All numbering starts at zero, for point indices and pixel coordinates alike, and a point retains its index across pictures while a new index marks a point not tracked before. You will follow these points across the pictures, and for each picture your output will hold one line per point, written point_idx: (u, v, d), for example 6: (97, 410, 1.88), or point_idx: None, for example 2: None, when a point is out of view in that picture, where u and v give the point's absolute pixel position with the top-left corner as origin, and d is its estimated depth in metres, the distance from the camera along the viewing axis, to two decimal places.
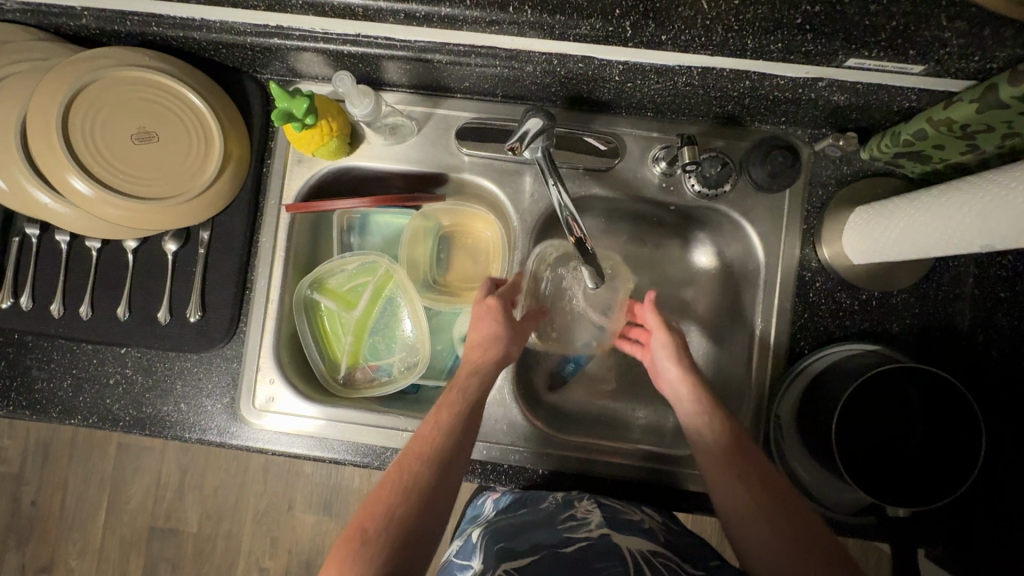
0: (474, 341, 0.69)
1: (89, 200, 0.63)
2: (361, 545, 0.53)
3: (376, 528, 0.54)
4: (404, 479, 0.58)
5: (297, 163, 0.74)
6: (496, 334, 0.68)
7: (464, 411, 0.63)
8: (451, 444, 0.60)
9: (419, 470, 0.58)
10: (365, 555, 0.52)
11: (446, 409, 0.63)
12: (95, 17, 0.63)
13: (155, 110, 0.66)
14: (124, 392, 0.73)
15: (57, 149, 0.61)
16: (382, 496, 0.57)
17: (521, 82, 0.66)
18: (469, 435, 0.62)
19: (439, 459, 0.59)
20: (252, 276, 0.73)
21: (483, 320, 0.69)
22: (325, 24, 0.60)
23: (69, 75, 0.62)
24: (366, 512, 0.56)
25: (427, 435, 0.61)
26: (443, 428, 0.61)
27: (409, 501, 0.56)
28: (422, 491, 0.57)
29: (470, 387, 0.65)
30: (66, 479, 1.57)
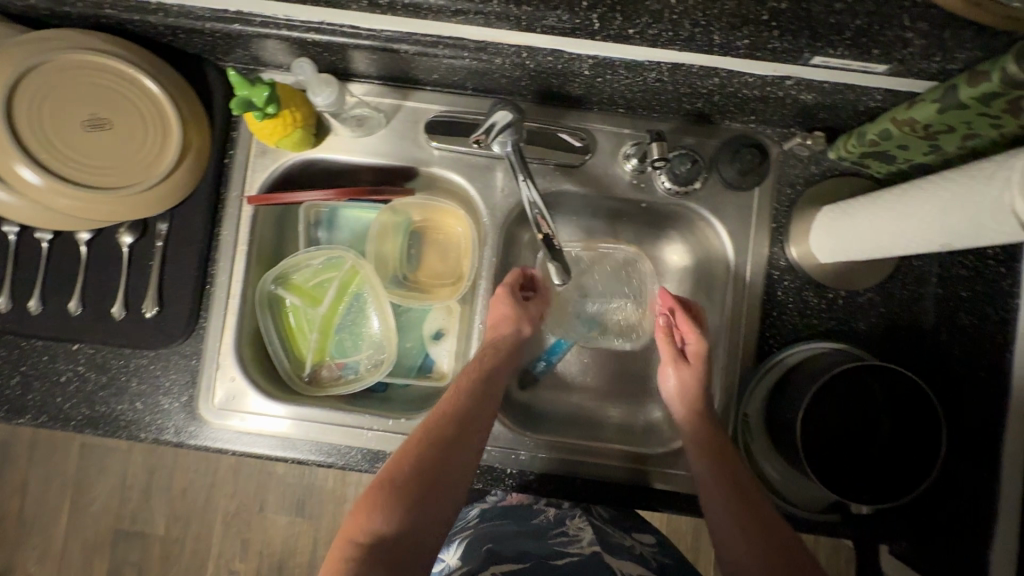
0: (494, 317, 0.69)
1: (37, 189, 0.61)
2: (387, 494, 0.54)
3: (402, 478, 0.55)
4: (433, 435, 0.59)
5: (261, 154, 0.71)
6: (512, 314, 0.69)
7: (488, 377, 0.65)
8: (479, 406, 0.62)
9: (449, 429, 0.59)
10: (391, 504, 0.53)
11: (470, 372, 0.65)
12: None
13: (109, 96, 0.63)
14: (76, 390, 0.70)
15: (3, 136, 0.59)
16: (407, 452, 0.57)
17: (490, 75, 0.65)
18: (488, 405, 0.63)
19: (462, 421, 0.60)
20: (212, 270, 0.71)
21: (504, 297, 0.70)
22: (286, 10, 0.59)
23: (16, 58, 0.59)
24: (393, 462, 0.57)
25: (457, 395, 0.63)
26: (469, 392, 0.63)
27: (436, 456, 0.57)
28: (453, 450, 0.58)
29: (493, 355, 0.67)
30: (25, 482, 1.52)
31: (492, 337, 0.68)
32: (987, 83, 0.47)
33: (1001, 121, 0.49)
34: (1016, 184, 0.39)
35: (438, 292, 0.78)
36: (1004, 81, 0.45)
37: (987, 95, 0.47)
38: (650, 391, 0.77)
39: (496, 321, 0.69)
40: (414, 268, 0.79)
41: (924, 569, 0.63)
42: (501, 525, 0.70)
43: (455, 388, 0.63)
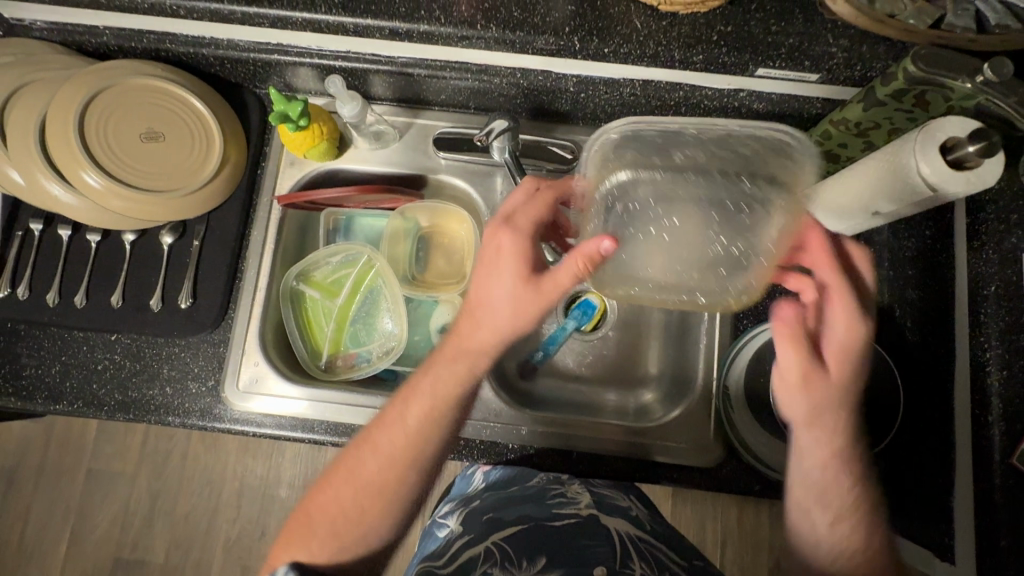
0: (475, 299, 0.61)
1: (98, 191, 0.70)
2: (304, 526, 0.61)
3: (321, 520, 0.61)
4: (358, 482, 0.61)
5: (290, 164, 0.82)
6: (507, 302, 0.59)
7: (440, 406, 0.60)
8: (420, 440, 0.60)
9: (377, 473, 0.61)
10: (310, 544, 0.60)
11: (418, 399, 0.61)
12: (114, 34, 0.72)
13: (162, 113, 0.73)
14: (111, 376, 0.76)
15: (73, 146, 0.68)
16: (335, 486, 0.62)
17: (490, 94, 0.76)
18: (434, 439, 0.61)
19: (396, 462, 0.60)
20: (243, 266, 0.79)
21: (490, 274, 0.60)
22: (320, 41, 0.70)
23: (88, 81, 0.70)
24: (321, 494, 0.62)
25: (397, 429, 0.61)
26: (410, 427, 0.60)
27: (360, 495, 0.61)
28: (377, 494, 0.60)
29: (455, 372, 0.61)
30: (29, 508, 1.54)
31: (463, 341, 0.61)
32: (896, 82, 0.57)
33: (915, 114, 0.60)
34: (920, 154, 0.49)
35: (443, 287, 0.86)
36: (908, 79, 0.55)
37: (898, 92, 0.58)
38: (640, 376, 0.84)
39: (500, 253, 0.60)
40: (423, 267, 0.87)
41: (900, 529, 0.68)
42: (504, 492, 0.71)
43: (398, 420, 0.61)
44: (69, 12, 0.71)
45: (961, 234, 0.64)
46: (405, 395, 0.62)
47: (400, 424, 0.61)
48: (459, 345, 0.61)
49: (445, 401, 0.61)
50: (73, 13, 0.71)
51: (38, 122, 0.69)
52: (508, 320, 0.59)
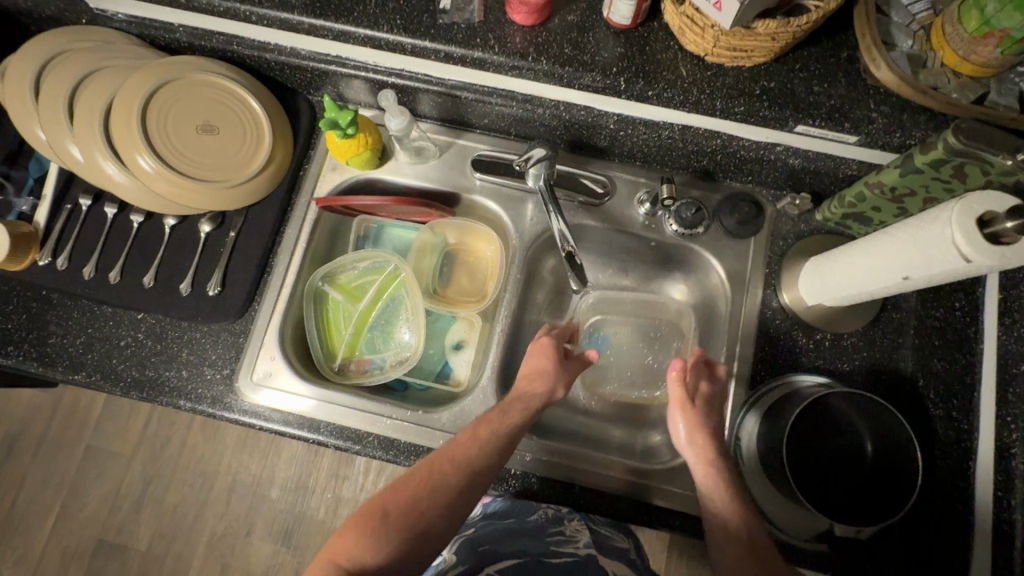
0: (529, 369, 0.74)
1: (150, 174, 0.73)
2: (371, 522, 0.58)
3: (400, 510, 0.59)
4: (440, 485, 0.62)
5: (331, 169, 0.84)
6: (552, 369, 0.74)
7: (507, 434, 0.67)
8: (493, 461, 0.65)
9: (456, 480, 0.62)
10: (376, 539, 0.57)
11: (495, 423, 0.67)
12: (186, 32, 0.77)
13: (219, 108, 0.77)
14: (132, 353, 0.78)
15: (133, 130, 0.72)
16: (407, 487, 0.61)
17: (532, 123, 0.78)
18: (498, 465, 0.65)
19: (466, 475, 0.63)
20: (272, 262, 0.81)
21: (539, 352, 0.76)
22: (377, 58, 0.74)
23: (157, 71, 0.74)
24: (390, 494, 0.61)
25: (475, 447, 0.65)
26: (481, 451, 0.65)
27: (434, 501, 0.61)
28: (451, 501, 0.62)
29: (519, 413, 0.69)
30: (25, 478, 1.55)
31: (519, 389, 0.73)
32: (935, 151, 0.57)
33: (952, 185, 0.60)
34: (953, 224, 0.49)
35: (462, 305, 0.87)
36: (948, 149, 0.56)
37: (936, 162, 0.58)
38: (649, 416, 0.83)
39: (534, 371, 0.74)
40: (445, 282, 0.89)
41: None
42: (502, 524, 0.75)
43: (473, 439, 0.65)
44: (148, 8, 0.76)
45: (991, 310, 0.63)
46: (477, 425, 0.68)
47: (477, 442, 0.65)
48: (514, 395, 0.71)
49: (504, 440, 0.67)
50: (152, 8, 0.75)
51: (105, 103, 0.73)
52: (547, 386, 0.73)
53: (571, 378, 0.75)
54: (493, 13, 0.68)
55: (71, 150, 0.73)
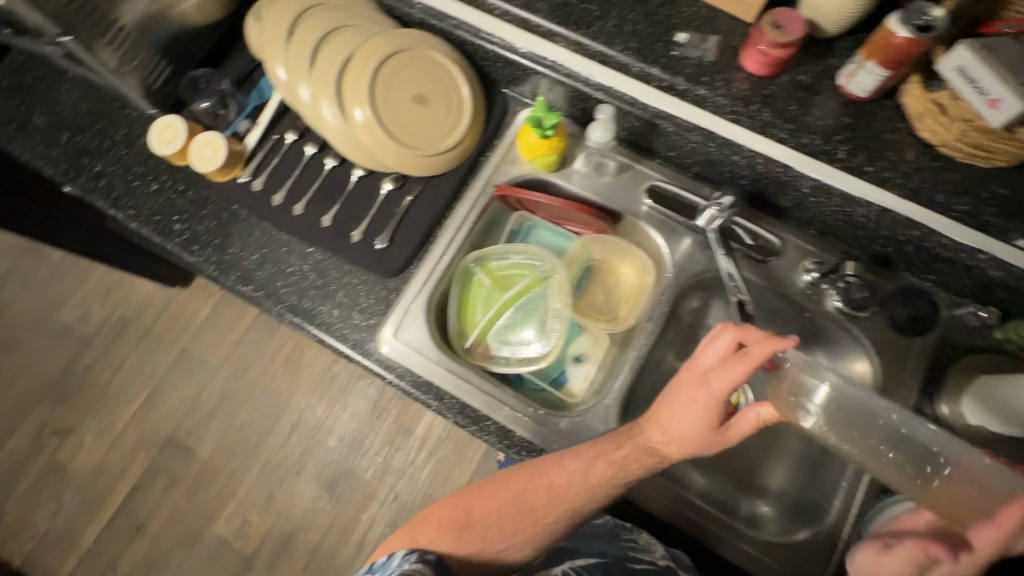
0: (672, 432, 0.64)
1: (364, 126, 0.79)
2: (447, 523, 0.70)
3: (478, 518, 0.69)
4: (525, 506, 0.69)
5: (510, 162, 0.88)
6: (705, 436, 0.63)
7: (615, 473, 0.66)
8: (591, 491, 0.67)
9: (542, 501, 0.68)
10: (460, 536, 0.69)
11: (602, 463, 0.67)
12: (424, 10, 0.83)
13: (433, 83, 0.82)
14: (295, 281, 0.84)
15: (362, 84, 0.79)
16: (494, 497, 0.70)
17: (720, 167, 0.79)
18: (607, 496, 0.68)
19: (567, 500, 0.68)
20: (437, 233, 0.86)
21: (696, 388, 0.65)
22: (591, 71, 0.74)
23: (396, 38, 0.80)
24: (477, 497, 0.70)
25: (569, 478, 0.68)
26: (597, 482, 0.67)
27: (514, 515, 0.69)
28: (534, 525, 0.69)
29: (638, 463, 0.67)
30: (125, 360, 1.69)
31: (653, 442, 0.66)
32: None
33: None
34: None
35: (591, 322, 0.87)
36: None
37: None
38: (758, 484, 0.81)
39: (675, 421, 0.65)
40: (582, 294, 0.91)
41: None
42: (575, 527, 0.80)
43: (597, 468, 0.67)
44: None
45: None
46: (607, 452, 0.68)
47: (573, 475, 0.67)
48: (649, 445, 0.67)
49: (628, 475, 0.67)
50: None
51: (346, 56, 0.80)
52: (697, 442, 0.64)
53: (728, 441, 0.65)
54: (727, 56, 0.70)
55: (304, 94, 0.81)
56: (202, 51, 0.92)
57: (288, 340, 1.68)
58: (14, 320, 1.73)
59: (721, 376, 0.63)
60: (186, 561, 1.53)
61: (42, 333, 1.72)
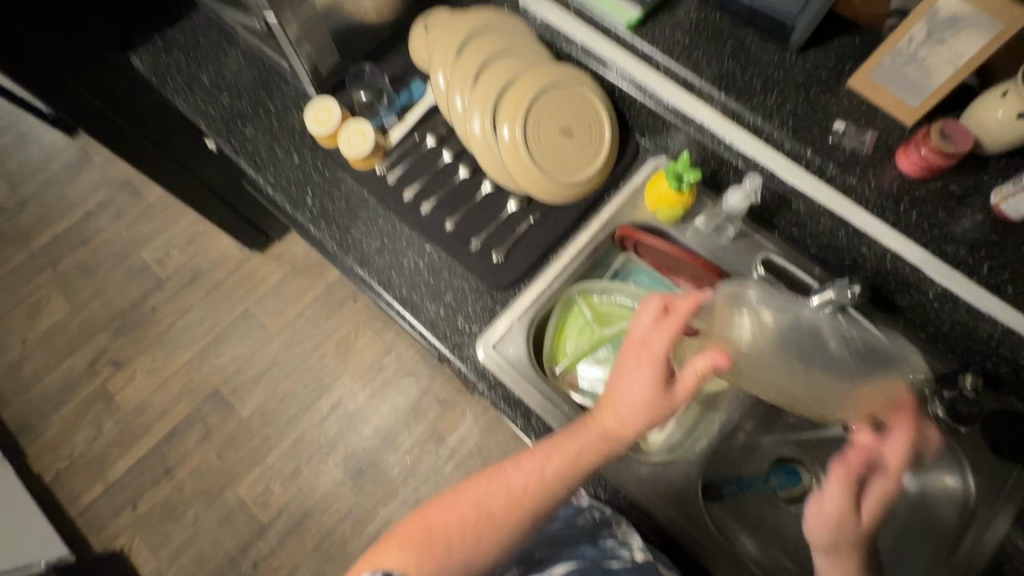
0: (612, 390, 0.69)
1: (510, 145, 0.84)
2: (405, 539, 0.66)
3: (440, 532, 0.66)
4: (483, 513, 0.67)
5: (632, 205, 0.91)
6: (647, 399, 0.66)
7: (575, 469, 0.68)
8: (544, 492, 0.67)
9: (499, 508, 0.67)
10: (428, 551, 0.65)
11: (558, 457, 0.68)
12: (583, 50, 0.88)
13: (581, 118, 0.86)
14: (408, 274, 0.88)
15: (517, 107, 0.83)
16: (460, 505, 0.68)
17: (843, 254, 0.80)
18: (566, 492, 0.68)
19: (533, 498, 0.67)
20: (550, 257, 0.89)
21: (635, 356, 0.69)
22: (734, 136, 0.77)
23: (557, 71, 0.85)
24: (443, 507, 0.68)
25: (530, 477, 0.68)
26: (546, 476, 0.68)
27: (483, 522, 0.67)
28: (491, 526, 0.67)
29: (592, 450, 0.68)
30: (190, 308, 1.76)
31: (606, 425, 0.68)
32: None
33: None
34: None
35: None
36: None
37: None
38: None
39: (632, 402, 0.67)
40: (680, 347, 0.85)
41: None
42: (557, 532, 0.81)
43: (541, 466, 0.68)
44: (556, 14, 0.85)
45: None
46: (552, 446, 0.69)
47: (534, 472, 0.68)
48: (597, 427, 0.69)
49: (578, 467, 0.68)
50: (561, 17, 0.85)
51: (508, 78, 0.85)
52: (638, 421, 0.67)
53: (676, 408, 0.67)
54: (879, 153, 0.72)
55: (461, 107, 0.87)
56: (367, 47, 0.99)
57: (344, 323, 1.72)
58: (99, 248, 1.83)
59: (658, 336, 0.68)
60: (203, 514, 1.55)
61: (121, 265, 1.81)
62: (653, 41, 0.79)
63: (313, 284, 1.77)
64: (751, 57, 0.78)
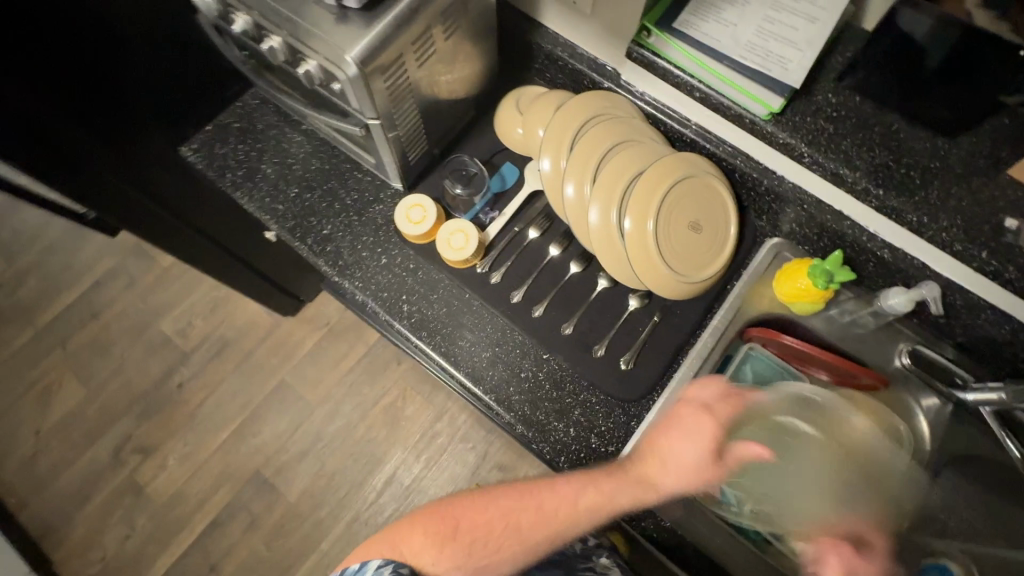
0: (667, 451, 0.69)
1: (633, 240, 0.77)
2: (435, 535, 0.63)
3: (467, 531, 0.64)
4: (493, 525, 0.65)
5: (760, 295, 0.84)
6: (703, 465, 0.68)
7: (606, 512, 0.66)
8: (578, 519, 0.66)
9: (530, 521, 0.66)
10: (449, 549, 0.63)
11: (594, 491, 0.66)
12: (699, 131, 0.81)
13: (709, 211, 0.79)
14: (528, 389, 0.80)
15: (643, 201, 0.77)
16: (494, 502, 0.67)
17: (1005, 348, 0.75)
18: (591, 522, 0.66)
19: (564, 523, 0.66)
20: (679, 359, 0.82)
21: (688, 429, 0.70)
22: (885, 229, 0.74)
23: (684, 162, 0.78)
24: (483, 501, 0.67)
25: (565, 505, 0.66)
26: (580, 506, 0.66)
27: (524, 530, 0.65)
28: (521, 545, 0.65)
29: (628, 495, 0.66)
30: (221, 383, 1.63)
31: (648, 472, 0.69)
32: None
33: None
34: None
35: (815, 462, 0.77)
36: None
37: None
38: None
39: (673, 446, 0.69)
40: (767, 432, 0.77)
41: None
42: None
43: (598, 494, 0.66)
44: (677, 103, 0.81)
45: None
46: (599, 477, 0.68)
47: (577, 501, 0.66)
48: (641, 475, 0.69)
49: (608, 505, 0.66)
50: (683, 104, 0.80)
51: (632, 170, 0.78)
52: (683, 483, 0.68)
53: (719, 474, 0.70)
54: None
55: (579, 198, 0.79)
56: (454, 130, 0.90)
57: (391, 388, 1.62)
58: (112, 323, 1.68)
59: (723, 408, 0.72)
60: None
61: (139, 340, 1.67)
62: (795, 132, 0.73)
63: (352, 348, 1.66)
64: (902, 146, 0.72)
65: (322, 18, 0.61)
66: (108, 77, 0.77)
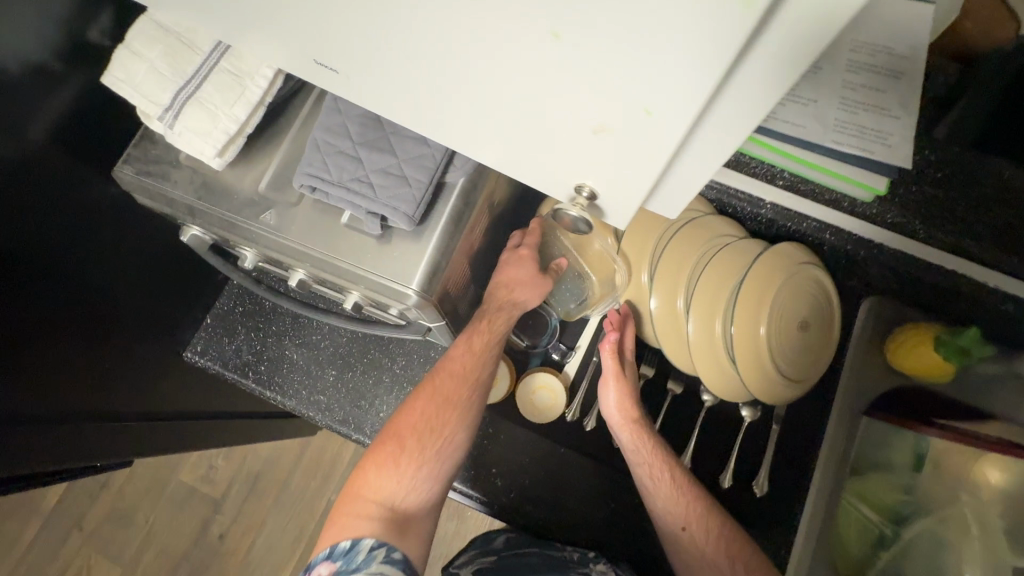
0: (509, 278, 0.70)
1: (739, 351, 0.69)
2: (390, 464, 0.62)
3: (408, 434, 0.63)
4: (424, 425, 0.63)
5: (872, 371, 0.78)
6: (532, 280, 0.71)
7: (491, 356, 0.67)
8: (483, 369, 0.66)
9: (449, 393, 0.65)
10: (400, 459, 0.62)
11: (483, 332, 0.67)
12: (775, 209, 0.73)
13: (810, 304, 0.71)
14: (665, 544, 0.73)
15: (745, 307, 0.69)
16: (420, 394, 0.65)
17: None
18: (485, 386, 0.66)
19: (454, 403, 0.64)
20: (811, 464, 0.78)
21: (521, 265, 0.71)
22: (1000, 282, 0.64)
23: (777, 260, 0.69)
24: (411, 407, 0.65)
25: (460, 360, 0.66)
26: (474, 350, 0.66)
27: (422, 420, 0.63)
28: (446, 443, 0.63)
29: (501, 320, 0.68)
30: (264, 521, 1.50)
31: (504, 297, 0.70)
32: None
33: None
34: None
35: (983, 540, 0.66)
36: None
37: None
38: None
39: (516, 283, 0.70)
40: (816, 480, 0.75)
41: None
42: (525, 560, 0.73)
43: (470, 353, 0.66)
44: (748, 181, 0.70)
45: None
46: (472, 330, 0.67)
47: (466, 356, 0.66)
48: (505, 301, 0.69)
49: (489, 351, 0.67)
50: (757, 184, 0.70)
51: (734, 276, 0.70)
52: (530, 295, 0.70)
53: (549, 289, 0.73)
54: None
55: (668, 310, 0.74)
56: None
57: None
58: (126, 486, 1.52)
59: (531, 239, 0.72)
60: None
61: (161, 498, 1.51)
62: (905, 209, 0.63)
63: None
64: None
65: (361, 248, 0.49)
66: (118, 324, 0.65)
